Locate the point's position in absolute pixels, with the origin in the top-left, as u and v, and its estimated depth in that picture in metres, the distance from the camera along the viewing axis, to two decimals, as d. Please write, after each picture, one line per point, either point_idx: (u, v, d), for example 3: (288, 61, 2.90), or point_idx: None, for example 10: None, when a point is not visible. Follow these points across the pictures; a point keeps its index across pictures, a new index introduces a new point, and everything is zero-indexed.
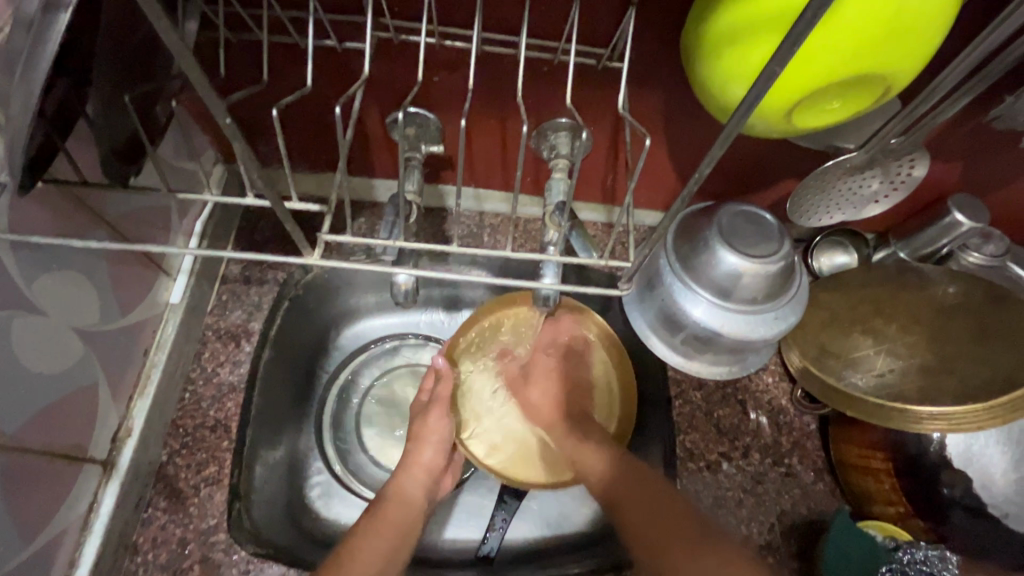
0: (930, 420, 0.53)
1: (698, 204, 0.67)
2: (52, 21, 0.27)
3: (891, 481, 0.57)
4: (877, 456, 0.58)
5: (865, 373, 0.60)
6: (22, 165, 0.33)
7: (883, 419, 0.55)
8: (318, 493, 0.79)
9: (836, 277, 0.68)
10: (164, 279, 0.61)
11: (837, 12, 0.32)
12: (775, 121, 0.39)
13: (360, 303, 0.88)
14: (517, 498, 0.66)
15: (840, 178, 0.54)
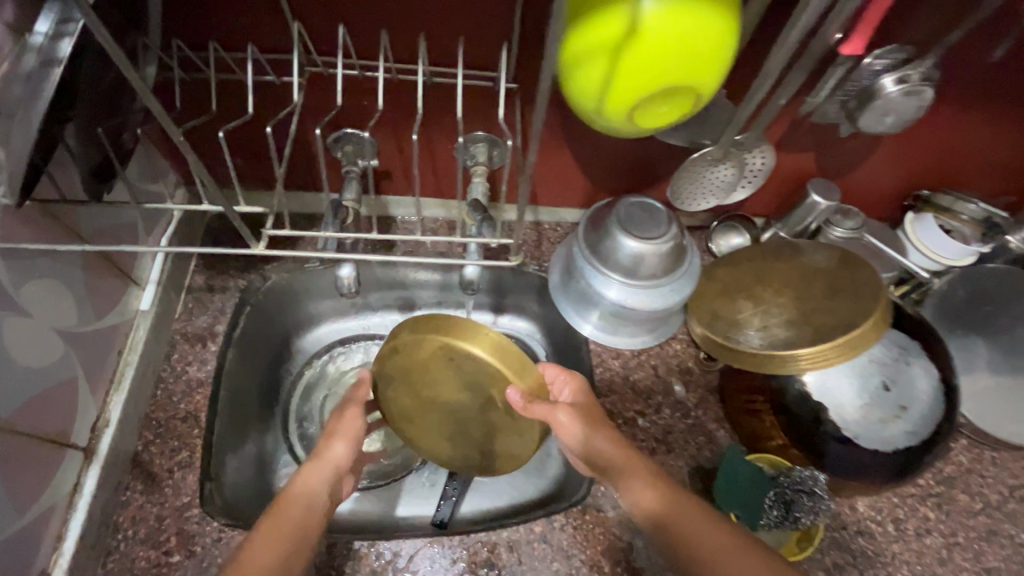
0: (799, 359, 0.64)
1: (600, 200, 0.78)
2: (47, 74, 0.38)
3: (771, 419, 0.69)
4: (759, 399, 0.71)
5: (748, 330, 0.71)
6: (17, 184, 0.42)
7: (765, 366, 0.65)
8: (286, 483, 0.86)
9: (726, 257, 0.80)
10: (135, 288, 0.69)
11: (644, 35, 0.43)
12: (621, 123, 0.49)
13: (319, 310, 0.95)
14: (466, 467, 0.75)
15: (705, 167, 0.65)
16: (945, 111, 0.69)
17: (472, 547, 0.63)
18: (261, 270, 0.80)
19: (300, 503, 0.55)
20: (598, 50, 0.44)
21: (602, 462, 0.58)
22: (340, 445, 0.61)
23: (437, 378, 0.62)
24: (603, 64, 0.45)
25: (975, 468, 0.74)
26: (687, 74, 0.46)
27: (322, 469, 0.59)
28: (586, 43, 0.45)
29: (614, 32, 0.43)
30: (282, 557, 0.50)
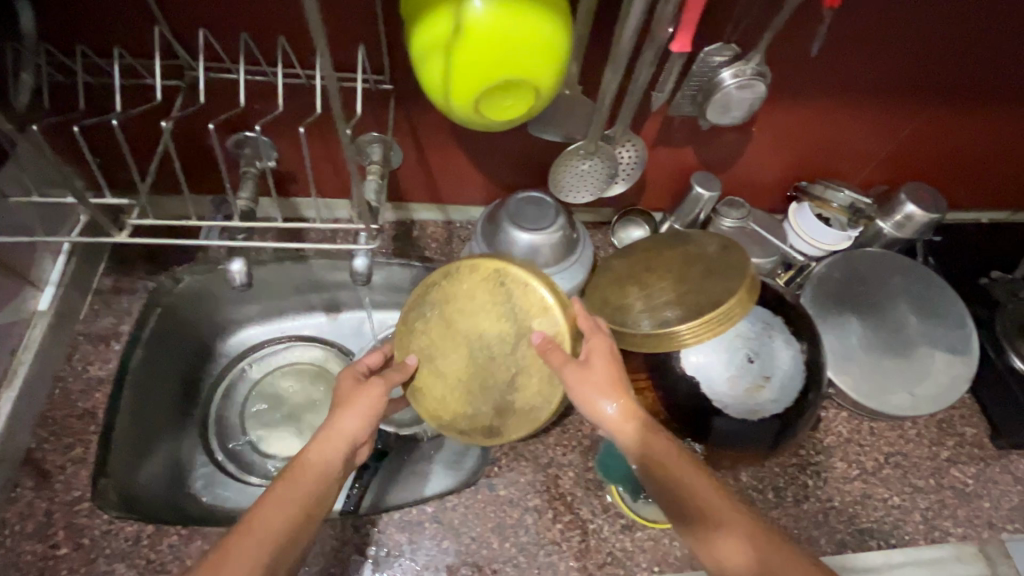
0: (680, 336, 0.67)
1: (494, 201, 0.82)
2: None
3: (652, 395, 0.71)
4: (641, 377, 0.72)
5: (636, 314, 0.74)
6: None
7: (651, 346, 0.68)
8: (201, 484, 0.87)
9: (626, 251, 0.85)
10: (32, 290, 0.72)
11: (469, 35, 0.48)
12: (468, 115, 0.54)
13: (241, 313, 0.96)
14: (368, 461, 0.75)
15: (581, 160, 0.70)
16: (794, 104, 0.75)
17: (363, 530, 0.66)
18: (172, 271, 0.82)
19: (314, 476, 0.54)
20: (433, 47, 0.49)
21: (654, 458, 0.54)
22: (357, 420, 0.57)
23: (478, 309, 0.63)
24: (440, 60, 0.49)
25: (854, 437, 0.79)
26: (518, 71, 0.50)
27: (338, 444, 0.56)
28: (424, 41, 0.50)
29: (444, 30, 0.48)
30: (289, 526, 0.51)
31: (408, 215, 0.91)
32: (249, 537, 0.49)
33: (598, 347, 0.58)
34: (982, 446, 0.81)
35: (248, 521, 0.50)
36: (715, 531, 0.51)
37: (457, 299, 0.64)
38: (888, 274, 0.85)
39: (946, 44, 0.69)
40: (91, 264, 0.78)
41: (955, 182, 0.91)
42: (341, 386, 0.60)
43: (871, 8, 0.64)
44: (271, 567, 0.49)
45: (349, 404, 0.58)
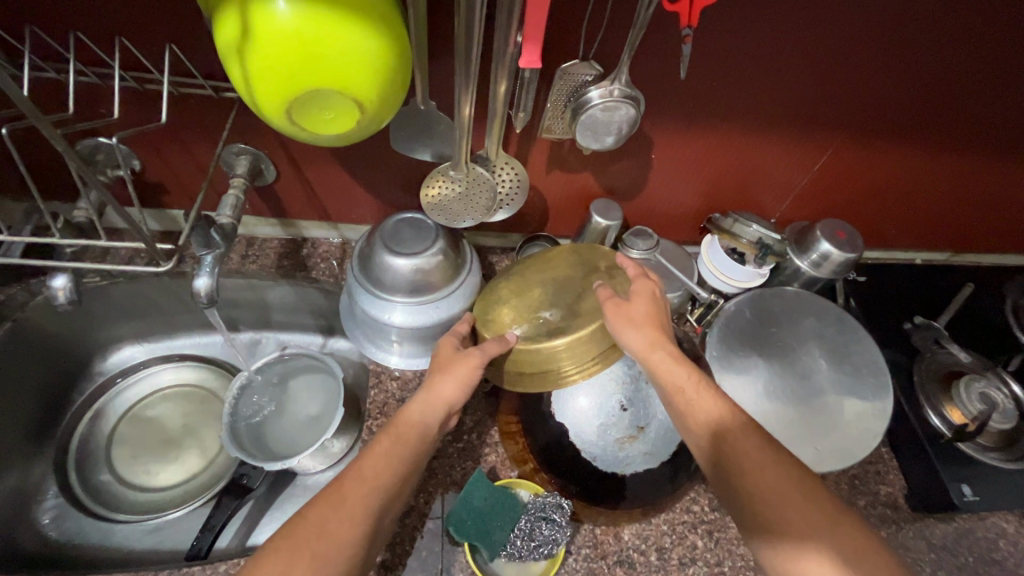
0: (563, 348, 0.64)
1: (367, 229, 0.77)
2: None
3: (523, 441, 0.68)
4: (514, 422, 0.70)
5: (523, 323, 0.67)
6: None
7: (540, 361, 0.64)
8: (50, 518, 0.78)
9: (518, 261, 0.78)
10: None
11: (258, 40, 0.43)
12: (287, 126, 0.49)
13: (118, 332, 0.89)
14: (235, 498, 0.76)
15: (456, 182, 0.66)
16: (708, 132, 0.69)
17: None
18: (27, 285, 0.77)
19: (414, 433, 0.59)
20: (227, 45, 0.44)
21: (723, 429, 0.54)
22: (455, 383, 0.62)
23: (554, 265, 0.73)
24: (238, 66, 0.45)
25: None
26: (326, 80, 0.45)
27: (437, 405, 0.61)
28: (219, 37, 0.44)
29: (235, 28, 0.43)
30: (396, 476, 0.56)
31: (299, 232, 0.86)
32: (363, 484, 0.53)
33: (643, 287, 0.65)
34: (896, 506, 0.74)
35: (361, 469, 0.55)
36: (763, 514, 0.49)
37: (535, 267, 0.74)
38: (802, 315, 0.80)
39: (867, 76, 0.63)
40: None
41: (884, 217, 0.87)
42: (440, 354, 0.65)
43: (784, 36, 0.57)
44: (382, 510, 0.53)
45: (447, 370, 0.62)
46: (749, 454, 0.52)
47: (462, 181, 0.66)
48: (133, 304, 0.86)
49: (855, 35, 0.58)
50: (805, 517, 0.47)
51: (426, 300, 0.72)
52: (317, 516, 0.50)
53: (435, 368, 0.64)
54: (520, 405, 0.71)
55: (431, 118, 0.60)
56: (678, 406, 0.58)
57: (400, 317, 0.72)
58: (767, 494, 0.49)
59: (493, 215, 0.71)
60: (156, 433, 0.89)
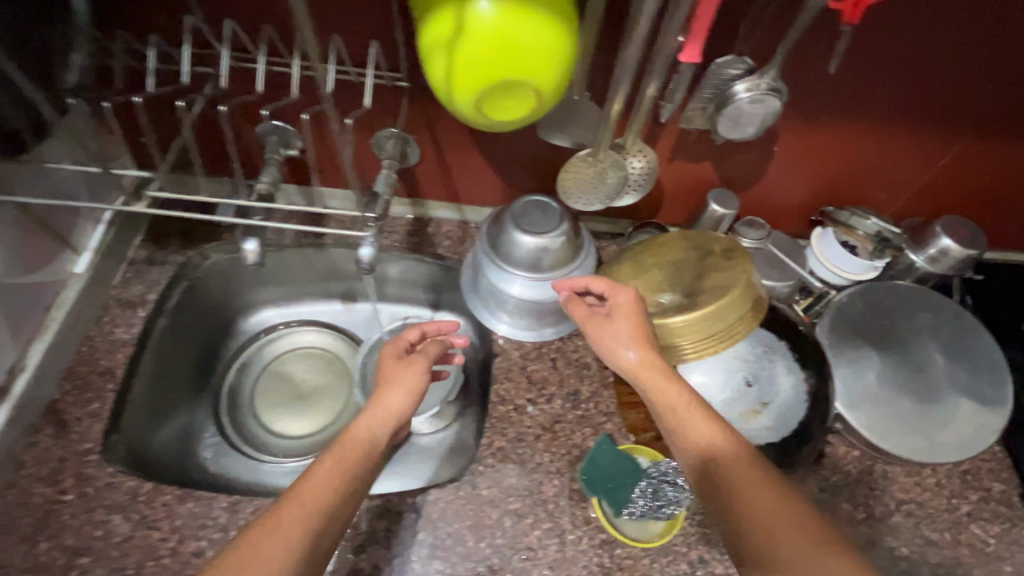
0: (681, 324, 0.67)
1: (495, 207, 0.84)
2: None
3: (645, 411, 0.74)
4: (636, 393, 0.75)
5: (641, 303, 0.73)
6: None
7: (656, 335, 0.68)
8: (210, 453, 0.91)
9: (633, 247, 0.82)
10: (72, 254, 0.76)
11: (468, 39, 0.49)
12: (471, 114, 0.55)
13: (264, 295, 1.00)
14: None
15: (589, 169, 0.69)
16: (833, 128, 0.72)
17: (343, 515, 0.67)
18: (201, 249, 0.87)
19: (359, 446, 0.61)
20: (435, 48, 0.51)
21: (710, 453, 0.55)
22: (400, 396, 0.68)
23: (667, 252, 0.78)
24: (442, 61, 0.51)
25: (864, 479, 0.74)
26: (517, 72, 0.51)
27: (385, 419, 0.66)
28: (427, 43, 0.51)
29: (445, 31, 0.50)
30: (339, 490, 0.56)
31: (424, 212, 0.94)
32: (298, 507, 0.52)
33: (622, 301, 0.67)
34: (1011, 504, 0.74)
35: (298, 490, 0.54)
36: (753, 539, 0.49)
37: (650, 254, 0.79)
38: (917, 308, 0.80)
39: (1012, 72, 0.63)
40: (130, 236, 0.85)
41: (1014, 214, 0.85)
42: (382, 366, 0.72)
43: (930, 33, 0.59)
44: (324, 524, 0.53)
45: (394, 381, 0.69)
46: (734, 472, 0.53)
47: (597, 167, 0.69)
48: (276, 270, 0.97)
49: (1000, 34, 0.59)
50: (793, 539, 0.47)
51: (550, 277, 0.78)
52: (251, 544, 0.49)
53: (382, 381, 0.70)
54: None
55: (581, 110, 0.66)
56: (666, 425, 0.60)
57: (521, 291, 0.78)
58: (759, 514, 0.49)
59: (621, 198, 0.75)
60: (292, 387, 1.00)
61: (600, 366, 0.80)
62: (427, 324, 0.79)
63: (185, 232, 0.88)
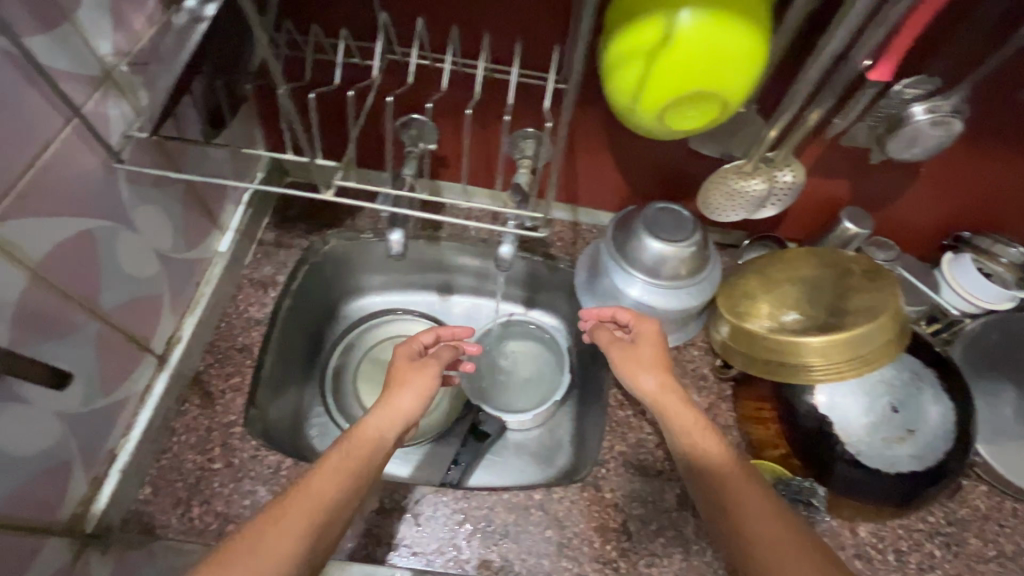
0: (815, 348, 0.66)
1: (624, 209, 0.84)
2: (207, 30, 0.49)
3: (775, 427, 0.73)
4: (765, 408, 0.75)
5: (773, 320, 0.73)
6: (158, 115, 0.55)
7: (784, 353, 0.68)
8: (316, 433, 0.93)
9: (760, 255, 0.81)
10: (216, 233, 0.79)
11: (673, 49, 0.49)
12: (650, 121, 0.56)
13: (368, 281, 1.02)
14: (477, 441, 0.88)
15: (734, 181, 0.69)
16: (993, 153, 0.69)
17: (471, 505, 0.68)
18: (324, 235, 0.89)
19: (369, 447, 0.60)
20: (633, 64, 0.51)
21: (720, 476, 0.58)
22: (411, 398, 0.67)
23: (800, 267, 0.77)
24: (638, 69, 0.51)
25: (993, 516, 0.71)
26: (713, 84, 0.51)
27: (393, 419, 0.64)
28: (623, 59, 0.52)
29: (647, 47, 0.50)
30: (347, 491, 0.55)
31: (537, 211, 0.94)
32: (306, 500, 0.52)
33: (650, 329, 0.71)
34: None
35: (307, 484, 0.54)
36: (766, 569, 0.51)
37: (783, 267, 0.78)
38: None
39: None
40: (260, 217, 0.87)
41: None
42: (396, 365, 0.70)
43: None
44: (329, 523, 0.53)
45: (405, 382, 0.68)
46: (743, 503, 0.55)
47: (743, 178, 0.69)
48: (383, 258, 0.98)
49: None
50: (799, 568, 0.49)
51: (676, 285, 0.77)
52: (254, 535, 0.49)
53: (394, 382, 0.69)
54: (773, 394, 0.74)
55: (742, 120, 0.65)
56: (682, 446, 0.63)
57: (645, 297, 0.78)
58: (758, 541, 0.52)
59: (763, 210, 0.73)
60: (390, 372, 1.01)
61: (719, 378, 0.80)
62: (442, 329, 0.76)
63: (309, 216, 0.90)
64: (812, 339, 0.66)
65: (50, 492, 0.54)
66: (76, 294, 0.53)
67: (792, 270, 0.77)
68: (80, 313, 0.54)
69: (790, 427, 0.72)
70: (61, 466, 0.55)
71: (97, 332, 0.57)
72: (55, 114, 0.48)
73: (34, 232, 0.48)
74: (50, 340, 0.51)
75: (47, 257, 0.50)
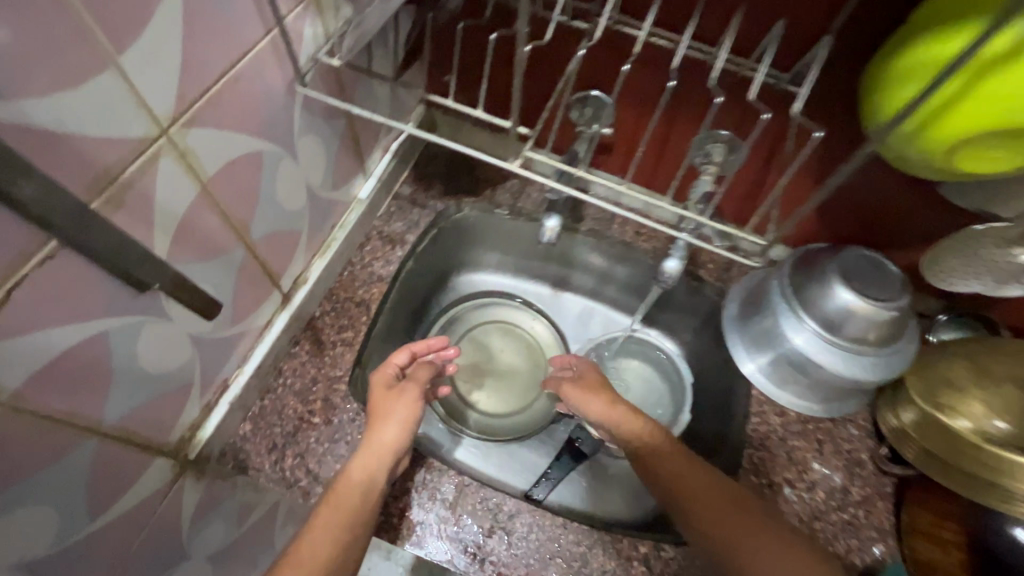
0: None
1: (811, 246, 0.70)
2: None
3: (958, 555, 0.57)
4: (947, 527, 0.59)
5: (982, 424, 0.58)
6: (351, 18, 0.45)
7: (991, 471, 0.55)
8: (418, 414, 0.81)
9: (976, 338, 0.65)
10: (360, 177, 0.75)
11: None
12: (936, 152, 0.44)
13: (484, 258, 0.91)
14: (572, 459, 0.78)
15: (985, 248, 0.56)
16: None
17: (567, 538, 0.61)
18: (459, 201, 0.83)
19: (355, 493, 0.56)
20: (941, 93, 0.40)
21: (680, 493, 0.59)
22: (397, 429, 0.60)
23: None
24: (957, 84, 0.39)
25: None
26: None
27: (379, 457, 0.59)
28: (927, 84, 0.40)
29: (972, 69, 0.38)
30: (342, 546, 0.52)
31: None
32: (295, 568, 0.50)
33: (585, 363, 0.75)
34: None
35: (298, 549, 0.51)
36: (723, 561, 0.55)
37: (1003, 356, 0.62)
38: None
39: None
40: (401, 169, 0.83)
41: None
42: (372, 398, 0.63)
43: None
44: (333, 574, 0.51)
45: (389, 413, 0.61)
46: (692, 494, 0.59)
47: (995, 249, 0.55)
48: (505, 233, 0.85)
49: None
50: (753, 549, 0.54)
51: (861, 350, 0.64)
52: None
53: (374, 416, 0.63)
54: (961, 513, 0.58)
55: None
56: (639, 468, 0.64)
57: (818, 351, 0.65)
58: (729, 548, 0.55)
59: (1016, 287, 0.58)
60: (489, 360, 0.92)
61: (880, 472, 0.67)
62: (416, 345, 0.69)
63: (448, 178, 0.85)
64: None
65: (166, 413, 0.52)
66: (232, 217, 0.50)
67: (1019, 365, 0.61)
68: (232, 237, 0.51)
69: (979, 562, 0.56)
70: (182, 389, 0.52)
71: (240, 259, 0.54)
72: (260, 20, 0.44)
73: (213, 143, 0.44)
74: (201, 259, 0.48)
75: (218, 172, 0.46)
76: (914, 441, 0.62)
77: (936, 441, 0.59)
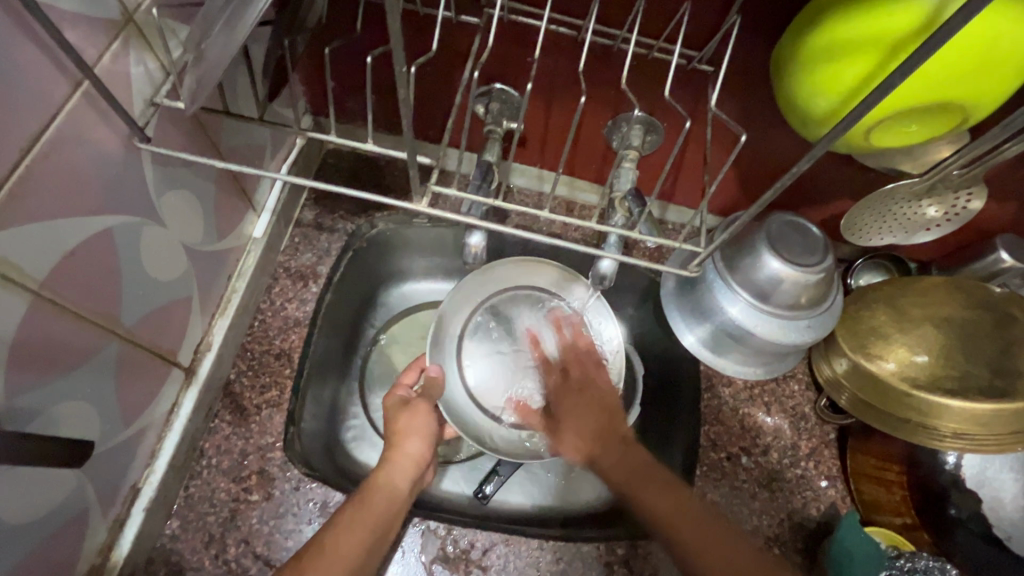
0: (950, 439, 0.59)
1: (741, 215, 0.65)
2: None
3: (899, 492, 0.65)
4: (891, 471, 0.65)
5: (900, 368, 0.61)
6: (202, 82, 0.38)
7: (907, 433, 0.60)
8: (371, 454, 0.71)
9: (867, 288, 0.68)
10: (251, 214, 0.66)
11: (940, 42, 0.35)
12: (854, 137, 0.43)
13: (411, 266, 0.80)
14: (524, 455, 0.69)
15: (897, 202, 0.59)
16: None
17: (544, 555, 0.60)
18: (371, 217, 0.75)
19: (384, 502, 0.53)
20: (864, 68, 0.38)
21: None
22: (419, 442, 0.60)
23: (930, 301, 0.65)
24: (867, 67, 0.38)
25: None
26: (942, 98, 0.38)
27: (409, 466, 0.57)
28: (832, 66, 0.39)
29: (886, 39, 0.36)
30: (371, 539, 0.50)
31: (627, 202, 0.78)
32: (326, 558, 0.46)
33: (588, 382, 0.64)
34: None
35: (323, 539, 0.47)
36: None
37: (905, 308, 0.65)
38: None
39: None
40: (299, 191, 0.73)
41: None
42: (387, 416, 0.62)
43: None
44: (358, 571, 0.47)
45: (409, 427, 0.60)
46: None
47: (901, 212, 0.60)
48: (429, 241, 0.77)
49: None
50: None
51: (796, 314, 0.63)
52: None
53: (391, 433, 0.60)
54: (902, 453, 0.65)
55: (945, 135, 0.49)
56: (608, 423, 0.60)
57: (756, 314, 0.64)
58: None
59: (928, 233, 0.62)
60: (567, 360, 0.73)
61: (821, 423, 0.71)
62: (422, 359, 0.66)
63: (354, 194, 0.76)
64: (949, 426, 0.59)
65: (61, 551, 0.44)
66: (90, 314, 0.41)
67: (905, 312, 0.65)
68: (97, 338, 0.43)
69: (917, 494, 0.65)
70: (74, 519, 0.45)
71: (116, 355, 0.45)
72: (59, 76, 0.35)
73: (31, 241, 0.35)
74: (56, 375, 0.39)
75: (52, 270, 0.37)
76: (840, 399, 0.66)
77: (845, 399, 0.65)
